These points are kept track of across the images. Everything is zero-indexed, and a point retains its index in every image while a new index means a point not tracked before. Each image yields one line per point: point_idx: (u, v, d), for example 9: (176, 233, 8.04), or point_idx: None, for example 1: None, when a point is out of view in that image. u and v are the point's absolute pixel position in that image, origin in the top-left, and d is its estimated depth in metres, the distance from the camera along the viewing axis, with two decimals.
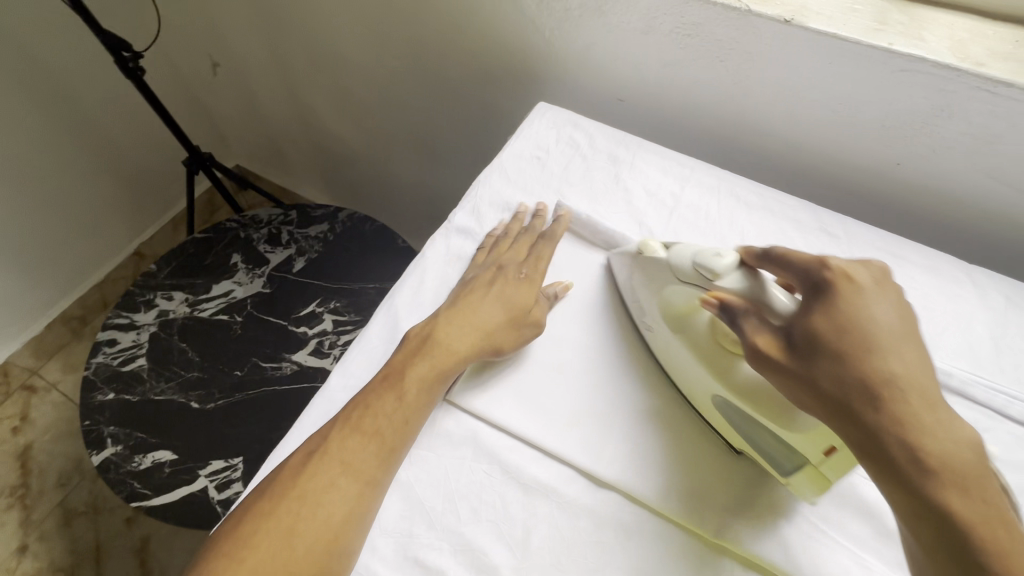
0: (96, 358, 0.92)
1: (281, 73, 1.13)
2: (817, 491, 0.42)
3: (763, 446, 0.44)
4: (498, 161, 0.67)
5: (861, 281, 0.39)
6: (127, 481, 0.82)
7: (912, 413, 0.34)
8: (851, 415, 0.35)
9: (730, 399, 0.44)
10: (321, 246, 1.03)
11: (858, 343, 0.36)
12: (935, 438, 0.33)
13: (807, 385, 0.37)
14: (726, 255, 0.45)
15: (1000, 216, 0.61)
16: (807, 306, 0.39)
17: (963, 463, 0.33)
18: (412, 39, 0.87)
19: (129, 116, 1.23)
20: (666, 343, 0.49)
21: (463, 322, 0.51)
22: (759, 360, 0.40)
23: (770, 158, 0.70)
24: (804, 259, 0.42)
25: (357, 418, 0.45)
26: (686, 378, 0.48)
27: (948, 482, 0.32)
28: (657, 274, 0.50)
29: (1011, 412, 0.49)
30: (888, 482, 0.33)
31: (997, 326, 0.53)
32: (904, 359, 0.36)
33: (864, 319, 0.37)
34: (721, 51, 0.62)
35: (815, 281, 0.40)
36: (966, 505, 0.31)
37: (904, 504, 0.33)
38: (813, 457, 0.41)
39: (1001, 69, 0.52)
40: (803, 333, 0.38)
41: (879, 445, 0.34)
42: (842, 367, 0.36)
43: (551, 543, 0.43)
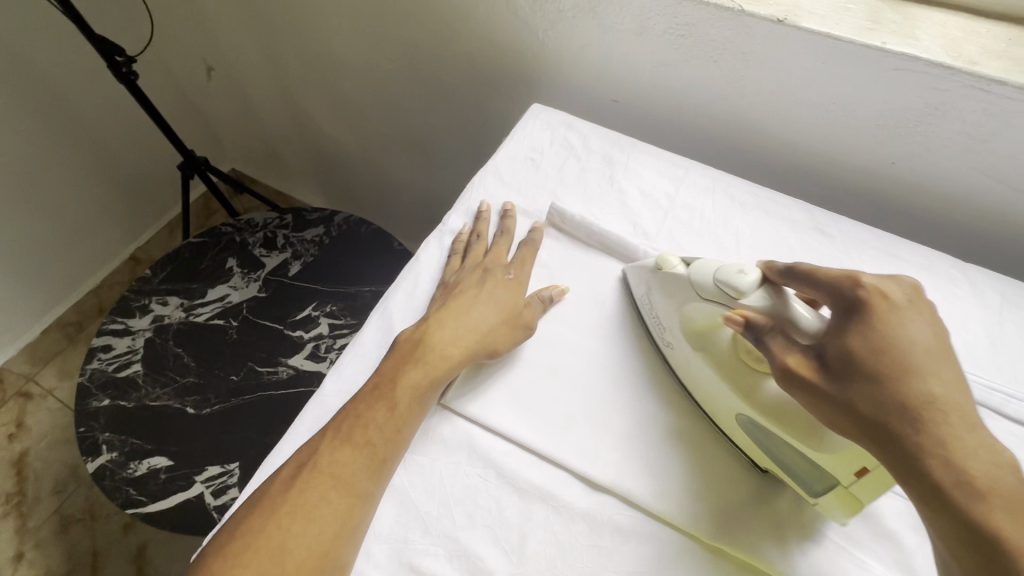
0: (91, 364, 0.92)
1: (275, 77, 1.13)
2: (849, 511, 0.41)
3: (792, 465, 0.43)
4: (492, 163, 0.66)
5: (897, 298, 0.37)
6: (123, 488, 0.82)
7: (957, 437, 0.32)
8: (892, 439, 0.33)
9: (756, 418, 0.43)
10: (317, 249, 1.03)
11: (897, 364, 0.35)
12: (979, 462, 0.32)
13: (845, 407, 0.35)
14: (749, 272, 0.44)
15: (995, 214, 0.61)
16: (841, 326, 0.38)
17: (1010, 487, 0.31)
18: (406, 41, 0.87)
19: (123, 121, 1.22)
20: (688, 359, 0.48)
21: (456, 329, 0.50)
22: (790, 381, 0.38)
23: (765, 157, 0.70)
24: (832, 275, 0.40)
25: (348, 430, 0.45)
26: (709, 394, 0.47)
27: (997, 507, 0.31)
28: (677, 289, 0.49)
29: (1008, 410, 0.48)
30: (933, 508, 0.32)
31: (993, 324, 0.53)
32: (944, 380, 0.34)
33: (902, 339, 0.35)
34: (715, 51, 0.62)
35: (847, 299, 0.38)
36: (1019, 532, 0.30)
37: (950, 530, 0.32)
38: (845, 479, 0.39)
39: (995, 68, 0.52)
40: (838, 354, 0.37)
41: (924, 471, 0.32)
42: (882, 389, 0.34)
43: (546, 546, 0.43)
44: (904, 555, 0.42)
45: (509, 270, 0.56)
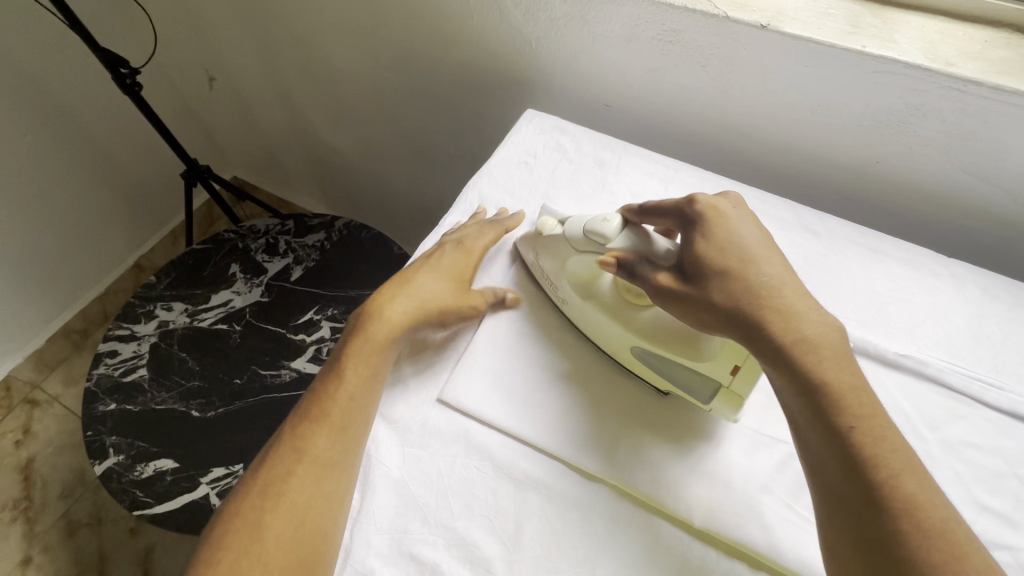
0: (98, 370, 0.93)
1: (275, 86, 1.15)
2: (734, 410, 0.47)
3: (682, 380, 0.48)
4: (486, 167, 0.68)
5: (729, 210, 0.47)
6: (130, 490, 0.83)
7: (787, 307, 0.42)
8: (738, 318, 0.42)
9: (645, 346, 0.49)
10: (318, 255, 1.05)
11: (736, 259, 0.44)
12: (809, 325, 0.41)
13: (704, 301, 0.44)
14: (612, 220, 0.50)
15: (977, 211, 0.63)
16: (689, 237, 0.47)
17: (831, 341, 0.40)
18: (402, 49, 0.89)
19: (127, 131, 1.25)
20: (582, 311, 0.53)
21: (404, 305, 0.52)
22: (663, 296, 0.46)
23: (754, 159, 0.72)
24: (675, 203, 0.50)
25: (308, 409, 0.47)
26: (605, 337, 0.52)
27: (822, 357, 0.39)
28: (557, 248, 0.54)
29: (987, 398, 0.50)
30: (777, 367, 0.40)
31: (975, 317, 0.55)
32: (774, 266, 0.44)
33: (735, 239, 0.45)
34: (702, 56, 0.64)
35: (691, 215, 0.48)
36: (836, 374, 0.39)
37: (789, 381, 0.40)
38: (724, 379, 0.47)
39: (972, 69, 0.53)
40: (691, 261, 0.45)
41: (766, 338, 0.41)
42: (728, 280, 0.43)
43: (543, 537, 0.45)
44: None
45: (457, 246, 0.58)
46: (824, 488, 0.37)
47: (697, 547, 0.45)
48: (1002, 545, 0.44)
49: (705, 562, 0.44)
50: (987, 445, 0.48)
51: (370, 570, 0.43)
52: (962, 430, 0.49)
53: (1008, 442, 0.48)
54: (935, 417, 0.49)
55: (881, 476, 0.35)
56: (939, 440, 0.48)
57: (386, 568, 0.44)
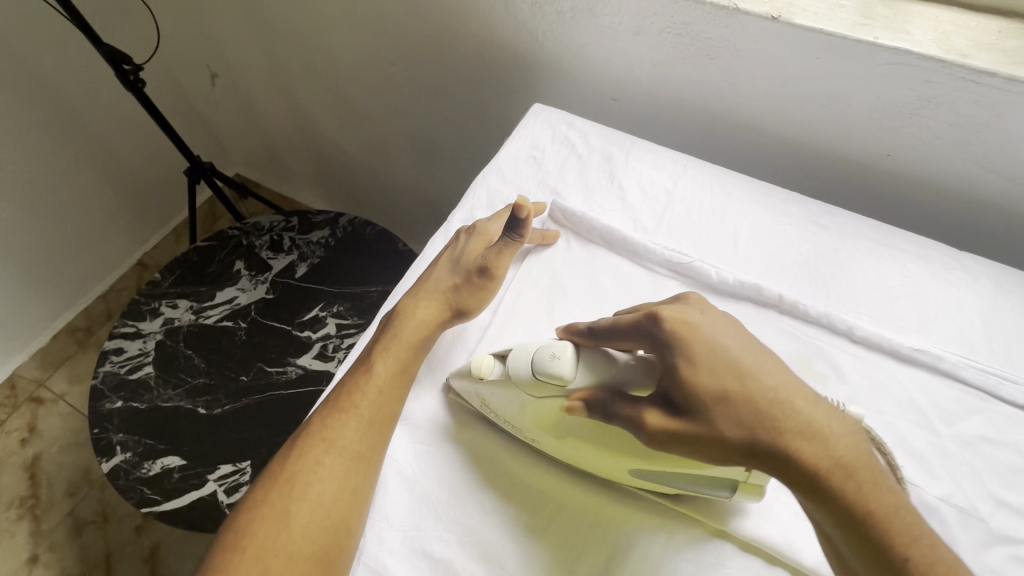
0: (104, 367, 0.93)
1: (278, 81, 1.14)
2: (759, 494, 0.42)
3: (694, 487, 0.43)
4: (494, 162, 0.68)
5: (698, 319, 0.41)
6: (137, 487, 0.83)
7: (810, 428, 0.37)
8: (763, 453, 0.37)
9: (643, 468, 0.43)
10: (323, 251, 1.05)
11: (736, 376, 0.38)
12: (838, 443, 0.37)
13: (715, 441, 0.38)
14: (561, 352, 0.44)
15: (989, 204, 0.62)
16: (669, 362, 0.40)
17: (863, 457, 0.36)
18: (407, 44, 0.88)
19: (131, 129, 1.25)
20: (558, 446, 0.46)
21: (429, 302, 0.53)
22: (661, 442, 0.39)
23: (762, 152, 0.71)
24: (627, 323, 0.43)
25: (335, 400, 0.48)
26: (597, 465, 0.45)
27: (862, 481, 0.35)
28: (507, 388, 0.46)
29: (1002, 393, 0.50)
30: (821, 503, 0.36)
31: (988, 311, 0.55)
32: (776, 371, 0.39)
33: (724, 352, 0.39)
34: (711, 49, 0.63)
35: (660, 333, 0.41)
36: (879, 499, 0.35)
37: (833, 516, 0.36)
38: (739, 475, 0.41)
39: (986, 61, 0.53)
40: (682, 390, 0.39)
41: (797, 474, 0.36)
42: (734, 405, 0.38)
43: (557, 532, 0.45)
44: None
45: (470, 233, 0.57)
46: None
47: (711, 543, 0.44)
48: (1018, 541, 0.43)
49: (718, 556, 0.44)
50: (1003, 441, 0.48)
51: (384, 568, 0.43)
52: (977, 424, 0.48)
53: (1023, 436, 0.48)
54: (949, 412, 0.49)
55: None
56: (953, 435, 0.48)
57: (399, 565, 0.43)
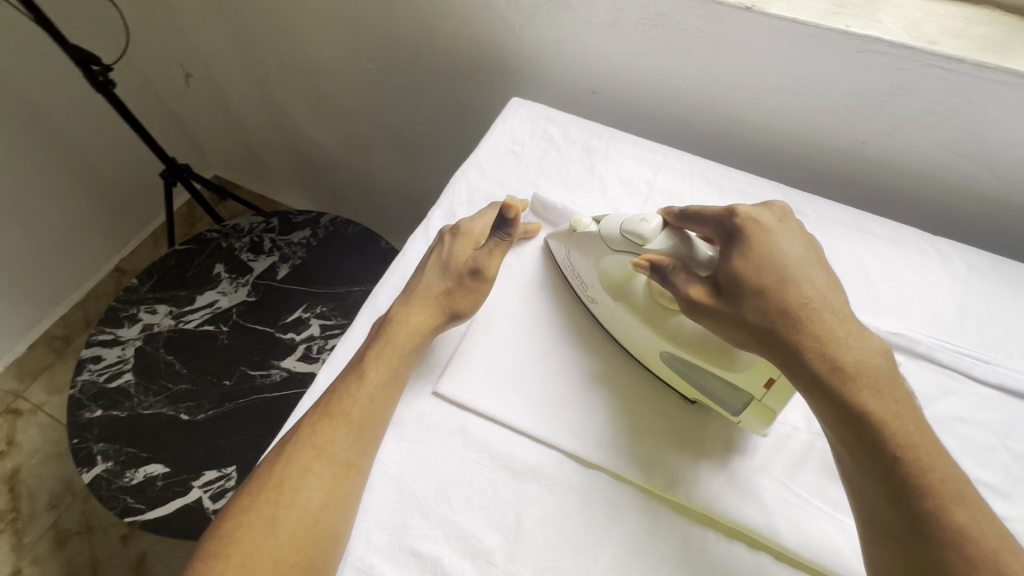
0: (82, 375, 0.91)
1: (255, 79, 1.12)
2: (763, 423, 0.46)
3: (712, 390, 0.47)
4: (474, 157, 0.67)
5: (766, 222, 0.44)
6: (120, 497, 0.81)
7: (828, 332, 0.39)
8: (777, 342, 0.40)
9: (675, 352, 0.48)
10: (305, 252, 1.03)
11: (775, 276, 0.42)
12: (850, 351, 0.39)
13: (736, 322, 0.41)
14: (651, 220, 0.48)
15: (960, 189, 0.64)
16: (726, 252, 0.44)
17: (875, 369, 0.38)
18: (383, 39, 0.87)
19: (103, 132, 1.21)
20: (611, 311, 0.52)
21: (420, 306, 0.52)
22: (695, 311, 0.43)
23: (739, 143, 0.72)
24: (715, 211, 0.47)
25: (325, 405, 0.47)
26: (633, 340, 0.51)
27: (863, 386, 0.38)
28: (591, 246, 0.53)
29: (976, 372, 0.51)
30: (817, 395, 0.39)
31: (961, 293, 0.56)
32: (815, 283, 0.42)
33: (776, 255, 0.42)
34: (687, 41, 0.63)
35: (728, 228, 0.45)
36: (879, 404, 0.37)
37: (829, 409, 0.38)
38: (756, 392, 0.45)
39: (955, 47, 0.54)
40: (726, 276, 0.43)
41: (805, 366, 0.39)
42: (763, 299, 0.41)
43: (543, 525, 0.45)
44: None
45: (455, 234, 0.56)
46: (870, 517, 0.37)
47: (696, 530, 0.45)
48: None
49: (701, 544, 0.44)
50: (977, 419, 0.49)
51: (371, 567, 0.43)
52: (953, 405, 0.49)
53: (996, 415, 0.49)
54: (926, 394, 0.50)
55: (929, 506, 0.35)
56: (930, 416, 0.49)
57: (386, 564, 0.43)
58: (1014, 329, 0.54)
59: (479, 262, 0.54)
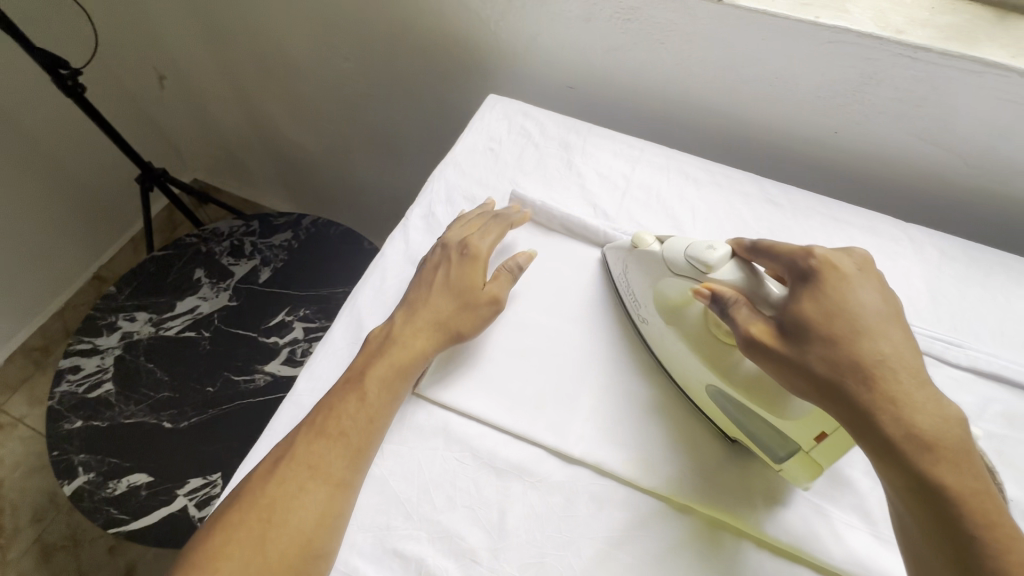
0: (60, 387, 0.90)
1: (231, 81, 1.11)
2: (809, 476, 0.43)
3: (757, 432, 0.45)
4: (451, 155, 0.67)
5: (845, 268, 0.41)
6: (103, 508, 0.80)
7: (906, 396, 0.36)
8: (844, 399, 0.37)
9: (723, 388, 0.45)
10: (286, 254, 1.02)
11: (849, 327, 0.39)
12: (928, 417, 0.35)
13: (800, 370, 0.38)
14: (718, 248, 0.46)
15: (930, 176, 0.65)
16: (797, 293, 0.41)
17: (955, 440, 0.35)
18: (359, 38, 0.86)
19: (75, 138, 1.19)
20: (661, 334, 0.50)
21: (427, 327, 0.50)
22: (752, 349, 0.41)
23: (715, 135, 0.72)
24: (792, 250, 0.44)
25: (322, 423, 0.45)
26: (681, 369, 0.49)
27: (941, 456, 0.34)
28: (652, 267, 0.51)
29: (949, 356, 0.52)
30: (885, 459, 0.36)
31: (933, 279, 0.57)
32: (893, 339, 0.38)
33: (851, 304, 0.39)
34: (661, 34, 0.64)
35: (802, 269, 0.43)
36: (957, 478, 0.34)
37: (898, 478, 0.35)
38: (805, 444, 0.42)
39: (921, 36, 0.55)
40: (793, 319, 0.40)
41: (875, 426, 0.36)
42: (833, 351, 0.38)
43: (526, 521, 0.45)
44: (857, 498, 0.46)
45: (463, 253, 0.54)
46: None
47: (677, 522, 0.45)
48: None
49: (681, 534, 0.45)
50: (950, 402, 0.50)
51: (354, 570, 0.43)
52: None
53: (970, 398, 0.50)
54: None
55: None
56: None
57: (369, 566, 0.43)
58: (985, 312, 0.55)
59: (491, 292, 0.53)
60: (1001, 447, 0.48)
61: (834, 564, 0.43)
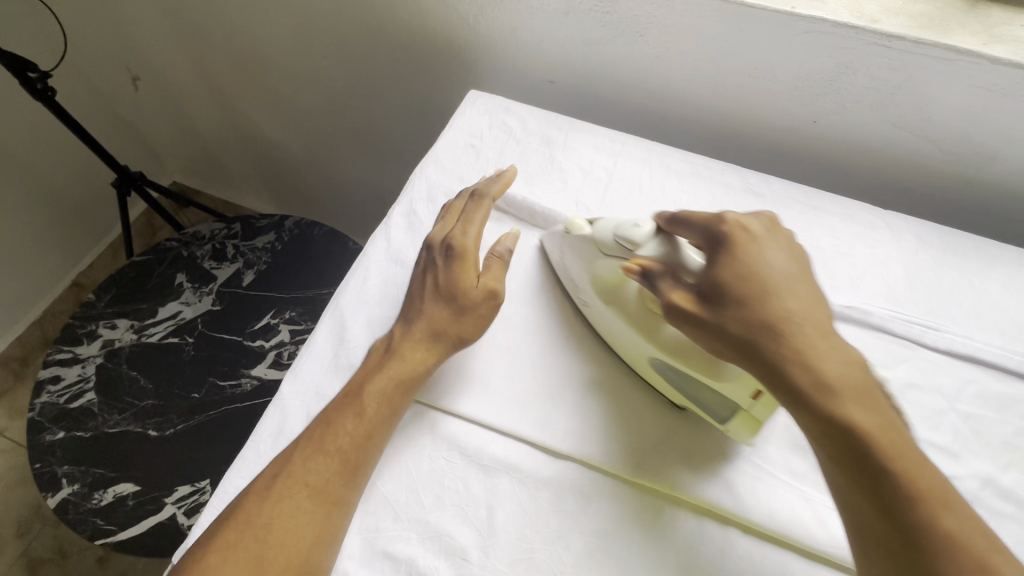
0: (41, 398, 0.88)
1: (207, 81, 1.09)
2: (751, 433, 0.45)
3: (699, 396, 0.47)
4: (432, 153, 0.66)
5: (754, 230, 0.44)
6: (90, 519, 0.79)
7: (809, 346, 0.39)
8: (757, 354, 0.40)
9: (664, 358, 0.47)
10: (269, 256, 1.01)
11: (759, 287, 0.41)
12: (832, 364, 0.38)
13: (717, 331, 0.41)
14: (643, 225, 0.48)
15: (907, 163, 0.66)
16: (711, 259, 0.44)
17: (856, 381, 0.38)
18: (337, 35, 0.85)
19: (47, 143, 1.16)
20: (602, 315, 0.51)
21: (424, 336, 0.50)
22: (677, 318, 0.43)
23: (696, 127, 0.73)
24: (703, 217, 0.46)
25: (320, 439, 0.44)
26: (624, 344, 0.50)
27: (845, 398, 0.37)
28: (586, 249, 0.53)
29: (926, 340, 0.53)
30: (798, 407, 0.38)
31: (911, 264, 0.58)
32: (797, 295, 0.41)
33: (760, 265, 0.42)
34: (640, 26, 0.64)
35: (714, 234, 0.45)
36: (862, 415, 0.36)
37: (811, 422, 0.38)
38: (744, 402, 0.44)
39: (895, 25, 0.55)
40: (711, 285, 0.42)
41: (784, 377, 0.39)
42: (746, 311, 0.40)
43: (516, 517, 0.45)
44: None
45: (448, 254, 0.53)
46: (859, 532, 0.36)
47: (665, 513, 0.45)
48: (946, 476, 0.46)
49: (670, 525, 0.45)
50: (929, 385, 0.51)
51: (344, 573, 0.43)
52: (906, 373, 0.51)
53: (947, 380, 0.51)
54: (880, 362, 0.52)
55: (921, 515, 0.34)
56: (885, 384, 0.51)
57: (359, 569, 0.43)
58: (961, 296, 0.56)
59: (486, 285, 0.51)
60: (978, 426, 0.49)
61: (820, 549, 0.43)
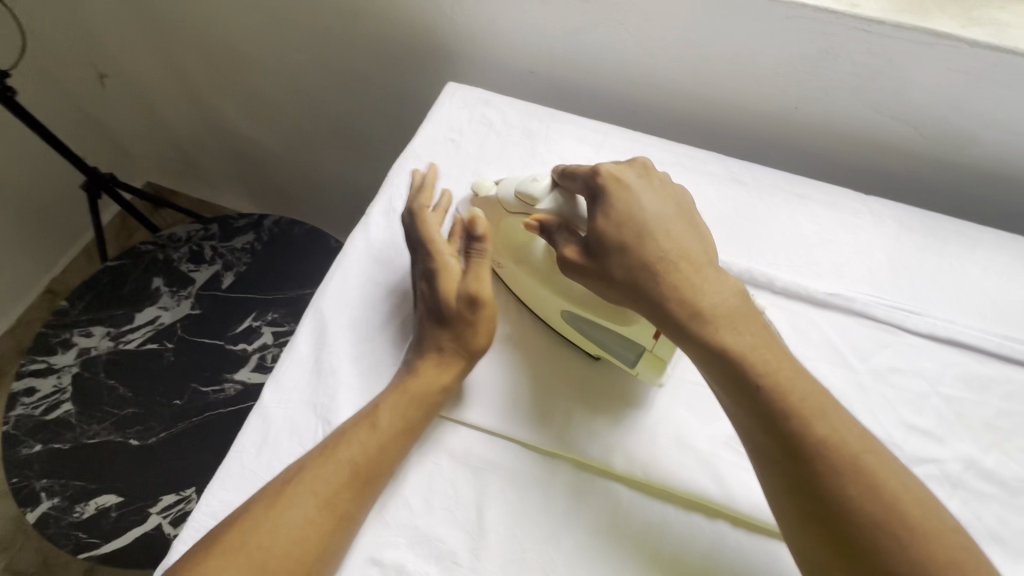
0: (15, 411, 0.85)
1: (177, 76, 1.05)
2: (657, 372, 0.48)
3: (608, 343, 0.49)
4: (410, 148, 0.65)
5: (626, 179, 0.47)
6: (72, 533, 0.77)
7: (686, 281, 0.43)
8: (645, 295, 0.43)
9: (574, 310, 0.49)
10: (249, 257, 0.99)
11: (636, 233, 0.45)
12: (708, 296, 0.43)
13: (605, 278, 0.45)
14: (541, 180, 0.49)
15: (888, 148, 0.66)
16: (593, 212, 0.46)
17: (729, 307, 0.43)
18: (311, 27, 0.82)
19: (11, 145, 1.11)
20: (513, 273, 0.53)
21: (434, 350, 0.48)
22: (573, 271, 0.46)
23: (679, 116, 0.72)
24: (583, 169, 0.48)
25: (335, 450, 0.43)
26: (537, 302, 0.52)
27: (720, 325, 0.42)
28: (491, 210, 0.53)
29: (909, 324, 0.53)
30: (684, 340, 0.43)
31: (894, 250, 0.58)
32: (673, 235, 0.45)
33: (636, 211, 0.45)
34: (620, 14, 0.63)
35: (592, 188, 0.47)
36: (734, 338, 0.42)
37: (699, 353, 0.42)
38: (647, 342, 0.47)
39: (875, 10, 0.55)
40: (596, 237, 0.45)
41: (669, 313, 0.43)
42: (628, 257, 0.44)
43: (507, 518, 0.44)
44: None
45: (430, 280, 0.50)
46: (757, 451, 0.40)
47: (655, 507, 0.45)
48: (930, 460, 0.47)
49: (660, 519, 0.45)
50: (911, 369, 0.51)
51: None
52: (889, 358, 0.52)
53: (929, 363, 0.52)
54: (864, 348, 0.52)
55: (795, 425, 0.39)
56: (869, 370, 0.51)
57: None
58: (943, 280, 0.56)
59: (468, 292, 0.49)
60: (960, 409, 0.49)
61: None
